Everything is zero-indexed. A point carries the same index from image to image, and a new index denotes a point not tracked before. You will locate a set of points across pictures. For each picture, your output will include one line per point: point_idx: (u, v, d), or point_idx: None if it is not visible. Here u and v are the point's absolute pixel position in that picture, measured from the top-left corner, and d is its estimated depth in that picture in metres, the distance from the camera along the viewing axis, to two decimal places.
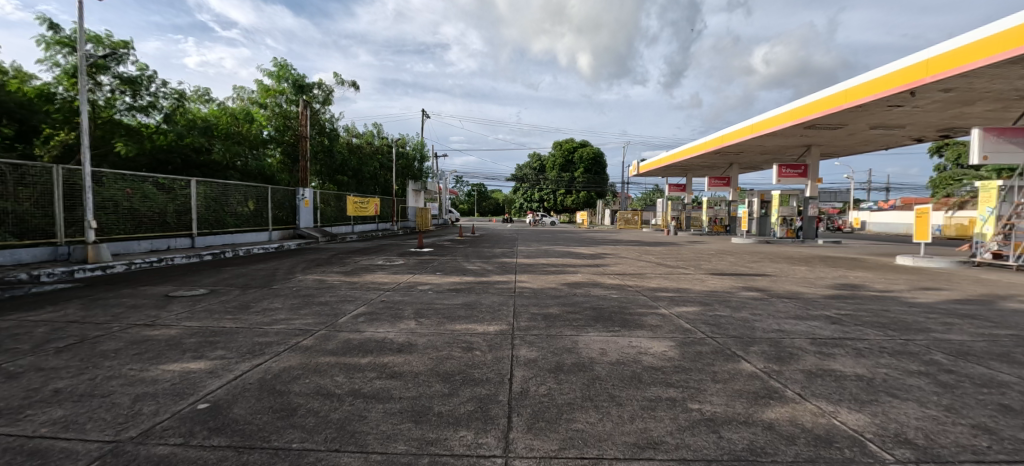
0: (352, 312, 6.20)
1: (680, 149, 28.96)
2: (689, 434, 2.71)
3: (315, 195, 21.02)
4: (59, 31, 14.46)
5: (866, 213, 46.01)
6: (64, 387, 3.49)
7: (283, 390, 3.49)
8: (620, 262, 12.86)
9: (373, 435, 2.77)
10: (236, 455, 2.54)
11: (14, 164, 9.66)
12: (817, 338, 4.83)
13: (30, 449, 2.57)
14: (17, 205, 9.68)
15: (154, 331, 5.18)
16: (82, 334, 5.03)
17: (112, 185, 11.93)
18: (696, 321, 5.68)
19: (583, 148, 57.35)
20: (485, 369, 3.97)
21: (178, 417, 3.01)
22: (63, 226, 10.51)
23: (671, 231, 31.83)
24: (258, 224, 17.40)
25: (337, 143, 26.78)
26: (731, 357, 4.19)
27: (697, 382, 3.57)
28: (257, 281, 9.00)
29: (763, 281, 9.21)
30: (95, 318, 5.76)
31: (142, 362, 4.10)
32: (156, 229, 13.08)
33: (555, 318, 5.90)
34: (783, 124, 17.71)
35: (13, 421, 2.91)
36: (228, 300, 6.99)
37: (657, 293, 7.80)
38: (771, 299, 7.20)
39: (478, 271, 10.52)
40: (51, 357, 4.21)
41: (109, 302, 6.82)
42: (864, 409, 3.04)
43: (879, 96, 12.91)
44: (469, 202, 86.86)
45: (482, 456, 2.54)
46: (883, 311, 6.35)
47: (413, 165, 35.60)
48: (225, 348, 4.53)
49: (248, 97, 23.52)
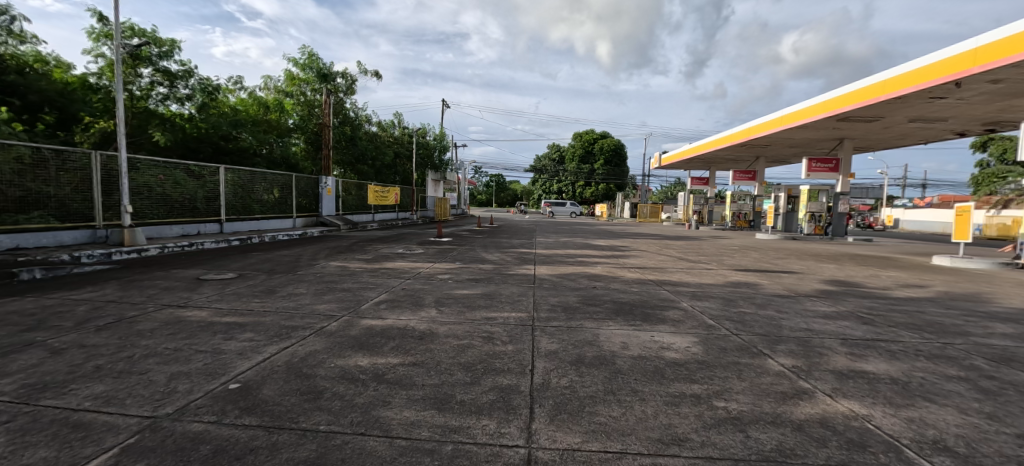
0: (374, 299, 6.31)
1: (703, 142, 28.30)
2: (715, 432, 2.68)
3: (338, 184, 21.31)
4: (107, 23, 14.93)
5: (900, 210, 44.21)
6: (104, 364, 3.64)
7: (310, 373, 3.57)
8: (640, 255, 12.75)
9: (397, 421, 2.82)
10: (266, 434, 2.62)
11: (56, 151, 10.07)
12: (848, 338, 4.67)
13: (74, 422, 2.70)
14: (58, 189, 10.12)
15: (187, 312, 5.38)
16: (120, 313, 5.26)
17: (146, 172, 12.29)
18: (720, 317, 5.56)
19: (604, 139, 56.80)
20: (507, 359, 3.98)
21: (211, 396, 3.12)
22: (100, 210, 10.92)
23: (693, 226, 31.30)
24: (283, 211, 17.82)
25: (359, 132, 27.08)
26: (757, 354, 4.13)
27: (722, 380, 3.51)
28: (282, 266, 9.22)
29: (788, 278, 9.02)
30: (131, 299, 6.01)
31: (176, 341, 4.26)
32: (187, 214, 13.51)
33: (574, 310, 5.88)
34: (815, 115, 16.99)
35: (59, 395, 3.06)
36: (255, 285, 7.18)
37: (677, 288, 7.71)
38: (799, 297, 7.03)
39: (496, 262, 10.50)
40: (92, 334, 4.41)
41: (144, 283, 7.09)
42: (900, 413, 2.94)
43: (920, 87, 12.32)
44: (488, 193, 86.93)
45: (505, 446, 2.56)
46: (918, 313, 6.12)
47: (434, 156, 35.90)
48: (254, 331, 4.67)
49: (275, 86, 23.89)
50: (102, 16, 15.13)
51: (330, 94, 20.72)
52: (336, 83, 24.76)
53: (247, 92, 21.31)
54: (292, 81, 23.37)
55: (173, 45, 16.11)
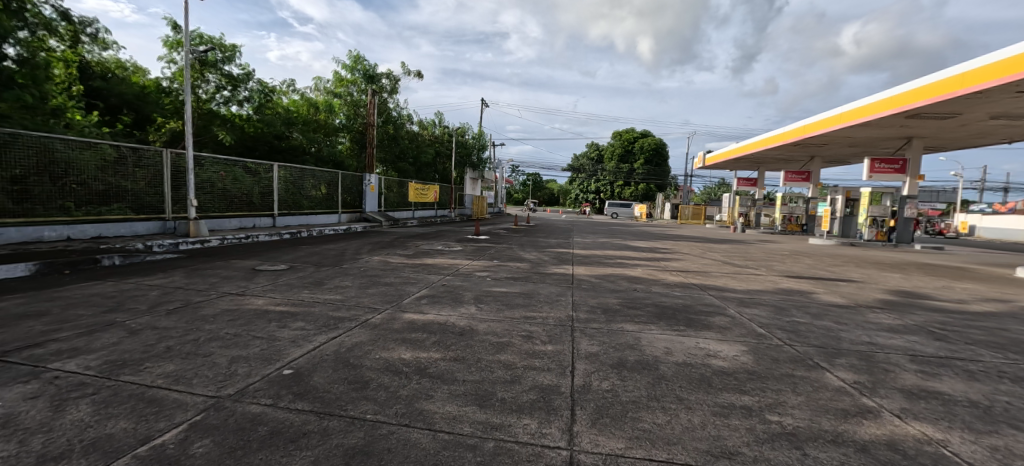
0: (415, 294, 6.46)
1: (752, 142, 27.07)
2: (769, 448, 2.55)
3: (380, 181, 21.90)
4: (179, 31, 16.05)
5: (976, 216, 40.59)
6: (174, 345, 3.92)
7: (356, 363, 3.71)
8: (682, 258, 12.36)
9: (439, 415, 2.87)
10: (318, 420, 2.74)
11: (133, 148, 10.91)
12: (918, 355, 4.33)
13: (148, 398, 2.92)
14: (134, 184, 10.98)
15: (245, 300, 5.71)
16: (187, 299, 5.65)
17: (209, 168, 13.09)
18: (771, 326, 5.30)
19: (646, 138, 55.42)
20: (546, 359, 3.96)
21: (267, 380, 3.29)
22: (169, 203, 11.74)
23: (739, 229, 30.00)
24: (329, 207, 18.54)
25: (401, 131, 27.74)
26: (814, 366, 3.92)
27: (776, 393, 3.34)
28: (329, 259, 9.61)
29: (846, 287, 8.49)
30: (196, 286, 6.45)
31: (236, 327, 4.52)
32: (244, 208, 14.33)
33: (614, 312, 5.79)
34: (880, 112, 15.79)
35: (135, 372, 3.32)
36: (305, 277, 7.51)
37: (723, 293, 7.43)
38: (859, 308, 6.60)
39: (534, 261, 10.49)
40: (163, 317, 4.77)
41: (207, 272, 7.59)
42: (980, 440, 2.70)
43: (1004, 81, 11.24)
44: (525, 192, 87.00)
45: (547, 446, 2.55)
46: (999, 330, 5.59)
47: (472, 155, 36.29)
48: (305, 320, 4.89)
49: (324, 87, 24.86)
50: (175, 24, 16.27)
51: (375, 94, 21.32)
52: (380, 83, 25.47)
53: (298, 94, 22.33)
54: (340, 83, 24.24)
55: (236, 51, 17.11)
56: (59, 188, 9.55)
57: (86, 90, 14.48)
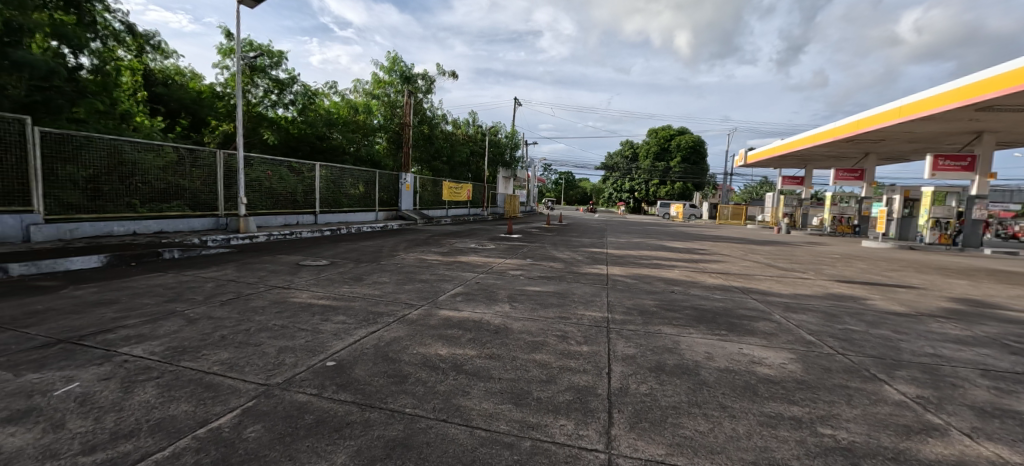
0: (450, 291, 6.53)
1: (799, 139, 25.83)
2: (821, 463, 2.43)
3: (416, 180, 22.33)
4: (231, 39, 16.95)
5: None
6: (228, 334, 4.13)
7: (394, 357, 3.79)
8: (722, 260, 11.92)
9: (476, 412, 2.89)
10: (360, 411, 2.82)
11: (190, 149, 11.58)
12: (990, 370, 3.99)
13: (205, 383, 3.09)
14: (191, 183, 11.68)
15: (291, 293, 5.95)
16: (238, 291, 5.95)
17: (258, 167, 13.72)
18: (820, 334, 5.04)
19: (681, 135, 53.82)
20: (582, 360, 3.92)
21: (312, 371, 3.41)
22: (222, 200, 12.41)
23: (784, 230, 28.72)
24: (367, 205, 19.05)
25: (436, 130, 28.15)
26: (871, 378, 3.69)
27: (828, 404, 3.16)
28: (367, 256, 9.88)
29: (905, 294, 7.93)
30: (246, 279, 6.79)
31: (283, 319, 4.72)
32: (289, 205, 14.95)
33: (651, 314, 5.66)
34: (946, 106, 14.68)
35: (194, 358, 3.53)
36: (345, 272, 7.75)
37: (767, 297, 7.12)
38: (920, 316, 6.16)
39: (567, 260, 10.40)
40: (217, 308, 5.04)
41: (256, 266, 7.97)
42: None
43: None
44: (558, 191, 86.52)
45: (584, 448, 2.52)
46: None
47: (506, 154, 36.40)
48: (346, 314, 5.04)
49: (363, 89, 25.55)
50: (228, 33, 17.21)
51: (411, 95, 21.69)
52: (416, 84, 25.94)
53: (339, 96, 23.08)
54: (378, 84, 24.85)
55: (283, 56, 17.89)
56: (126, 186, 10.25)
57: (150, 96, 15.70)
